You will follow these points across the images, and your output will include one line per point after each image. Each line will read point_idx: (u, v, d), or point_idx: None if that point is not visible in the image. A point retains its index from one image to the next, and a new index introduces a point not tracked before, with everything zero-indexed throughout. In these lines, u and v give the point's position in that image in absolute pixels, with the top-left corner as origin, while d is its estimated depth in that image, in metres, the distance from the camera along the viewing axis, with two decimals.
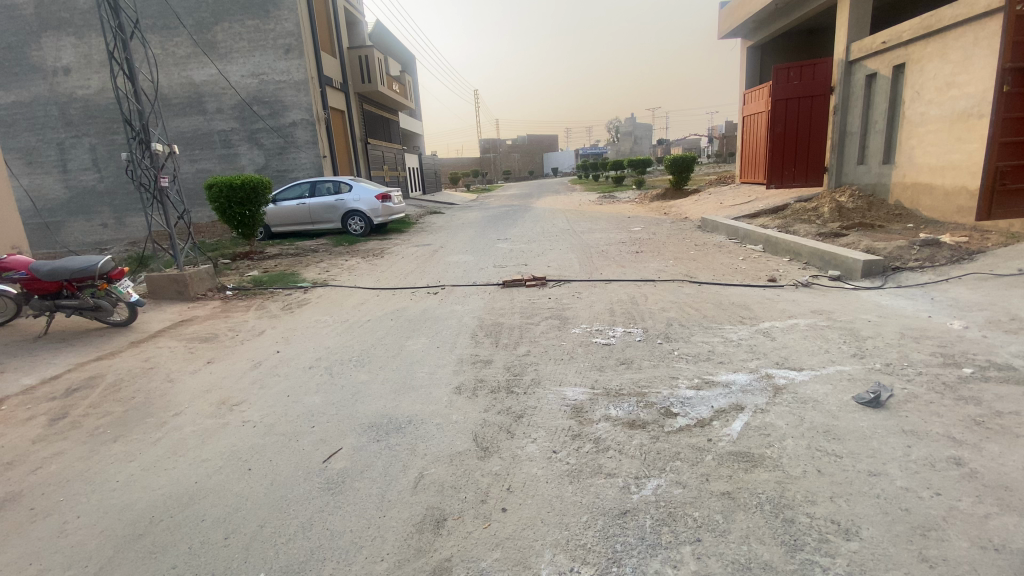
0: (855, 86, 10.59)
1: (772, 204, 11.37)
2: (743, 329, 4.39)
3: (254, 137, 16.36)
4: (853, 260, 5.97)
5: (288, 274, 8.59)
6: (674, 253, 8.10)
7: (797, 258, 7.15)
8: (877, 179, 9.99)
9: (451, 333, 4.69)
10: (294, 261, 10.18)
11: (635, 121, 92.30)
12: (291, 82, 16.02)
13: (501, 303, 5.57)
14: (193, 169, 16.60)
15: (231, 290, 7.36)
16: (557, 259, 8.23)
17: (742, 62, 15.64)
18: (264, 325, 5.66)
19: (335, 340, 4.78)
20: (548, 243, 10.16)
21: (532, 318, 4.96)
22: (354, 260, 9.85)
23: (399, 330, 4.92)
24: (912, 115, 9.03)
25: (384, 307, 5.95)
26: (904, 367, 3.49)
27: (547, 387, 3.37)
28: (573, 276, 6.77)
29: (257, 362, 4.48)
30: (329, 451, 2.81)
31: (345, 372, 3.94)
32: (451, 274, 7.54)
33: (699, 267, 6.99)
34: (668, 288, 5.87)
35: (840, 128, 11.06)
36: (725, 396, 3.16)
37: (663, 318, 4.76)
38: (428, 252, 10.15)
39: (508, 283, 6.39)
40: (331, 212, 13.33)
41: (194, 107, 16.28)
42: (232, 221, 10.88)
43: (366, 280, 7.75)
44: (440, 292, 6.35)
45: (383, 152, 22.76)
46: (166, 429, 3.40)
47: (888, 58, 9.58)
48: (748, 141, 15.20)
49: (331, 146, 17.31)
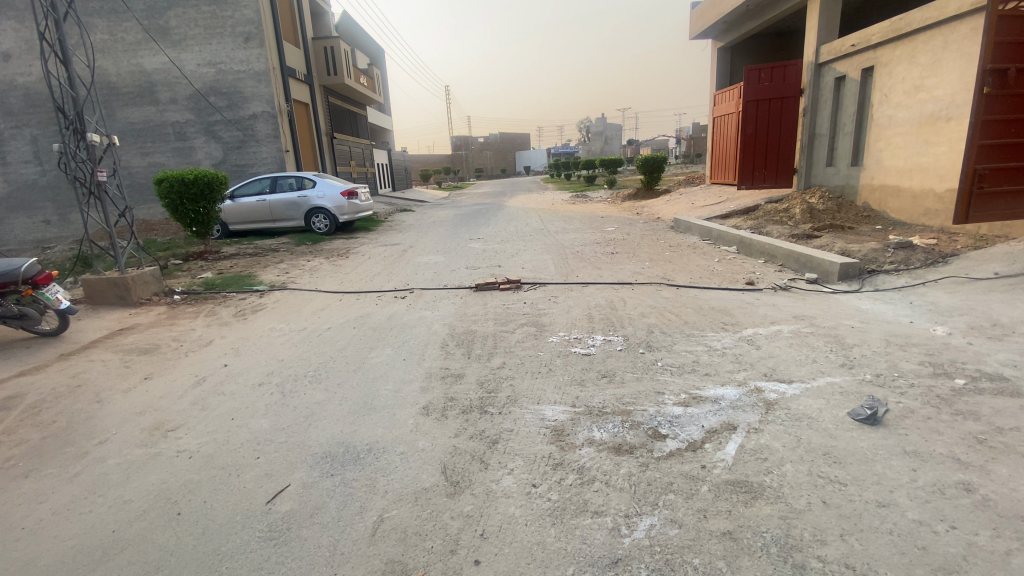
0: (824, 88, 10.68)
1: (743, 205, 11.36)
2: (727, 336, 4.18)
3: (211, 130, 15.52)
4: (829, 263, 5.89)
5: (243, 276, 8.02)
6: (649, 255, 7.94)
7: (772, 260, 7.06)
8: (846, 181, 10.09)
9: (418, 342, 4.34)
10: (253, 261, 9.60)
11: (606, 121, 93.19)
12: (251, 72, 15.23)
13: (473, 309, 5.25)
14: (145, 163, 15.64)
15: (179, 294, 6.80)
16: (532, 260, 7.95)
17: (713, 63, 15.69)
18: (213, 335, 5.18)
19: (291, 352, 4.36)
20: (521, 244, 9.87)
21: (506, 325, 4.66)
22: (317, 261, 9.34)
23: (361, 340, 4.53)
24: (881, 118, 9.12)
25: (348, 313, 5.55)
26: (896, 379, 3.34)
27: (523, 405, 3.07)
28: (548, 279, 6.51)
29: (201, 378, 4.02)
30: (274, 490, 2.44)
31: (299, 391, 3.55)
32: (421, 276, 7.18)
33: (676, 269, 6.83)
34: (646, 292, 5.65)
35: (809, 130, 11.16)
36: (715, 414, 2.92)
37: (643, 324, 4.53)
38: (397, 252, 9.73)
39: (481, 286, 6.07)
40: (293, 209, 12.71)
41: (145, 97, 15.31)
42: (185, 218, 10.17)
43: (329, 282, 7.30)
44: (408, 296, 5.98)
45: (350, 147, 22.04)
46: (87, 461, 2.94)
47: (857, 60, 9.67)
48: (718, 141, 15.25)
49: (294, 140, 16.56)
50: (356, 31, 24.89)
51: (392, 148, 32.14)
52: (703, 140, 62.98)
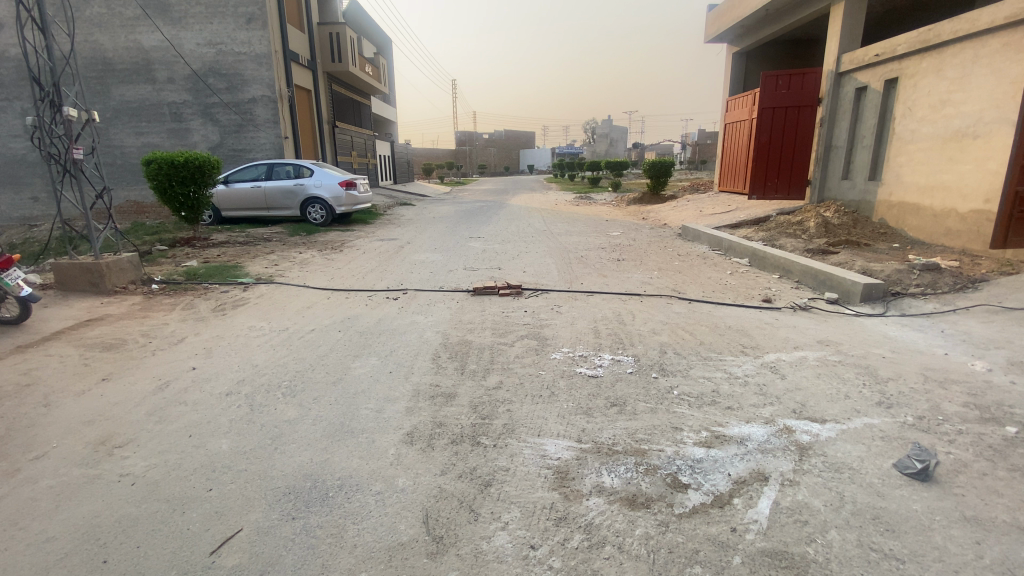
0: (843, 99, 10.31)
1: (754, 215, 10.99)
2: (747, 362, 3.80)
3: (209, 112, 15.08)
4: (852, 282, 5.51)
5: (228, 266, 7.61)
6: (657, 263, 7.57)
7: (787, 276, 6.69)
8: (862, 196, 9.72)
9: (407, 353, 3.94)
10: (242, 251, 9.19)
11: (611, 124, 92.86)
12: (252, 54, 14.78)
13: (469, 316, 4.85)
14: (139, 143, 15.19)
15: (157, 283, 6.40)
16: (534, 263, 7.56)
17: (727, 68, 15.30)
18: (187, 332, 4.78)
19: (267, 357, 3.97)
20: (523, 245, 9.48)
21: (504, 336, 4.25)
22: (309, 253, 8.94)
23: (346, 346, 4.13)
24: (903, 132, 8.75)
25: (334, 314, 5.15)
26: (941, 423, 2.96)
27: (521, 438, 2.68)
28: (551, 285, 6.12)
29: (164, 383, 3.63)
30: (223, 534, 2.06)
31: (270, 405, 3.16)
32: (416, 276, 6.78)
33: (686, 280, 6.46)
34: (656, 306, 5.26)
35: (826, 141, 10.78)
36: (742, 459, 2.54)
37: (655, 343, 4.13)
38: (394, 248, 9.33)
39: (479, 290, 5.68)
40: (289, 198, 12.30)
41: (142, 75, 14.86)
42: (174, 202, 9.74)
43: (319, 278, 6.90)
44: (401, 298, 5.59)
45: (352, 137, 21.58)
46: (16, 481, 2.55)
47: (880, 71, 9.29)
48: (729, 148, 14.86)
49: (294, 127, 16.11)
50: (363, 18, 24.40)
51: (396, 140, 31.67)
52: (709, 147, 62.77)
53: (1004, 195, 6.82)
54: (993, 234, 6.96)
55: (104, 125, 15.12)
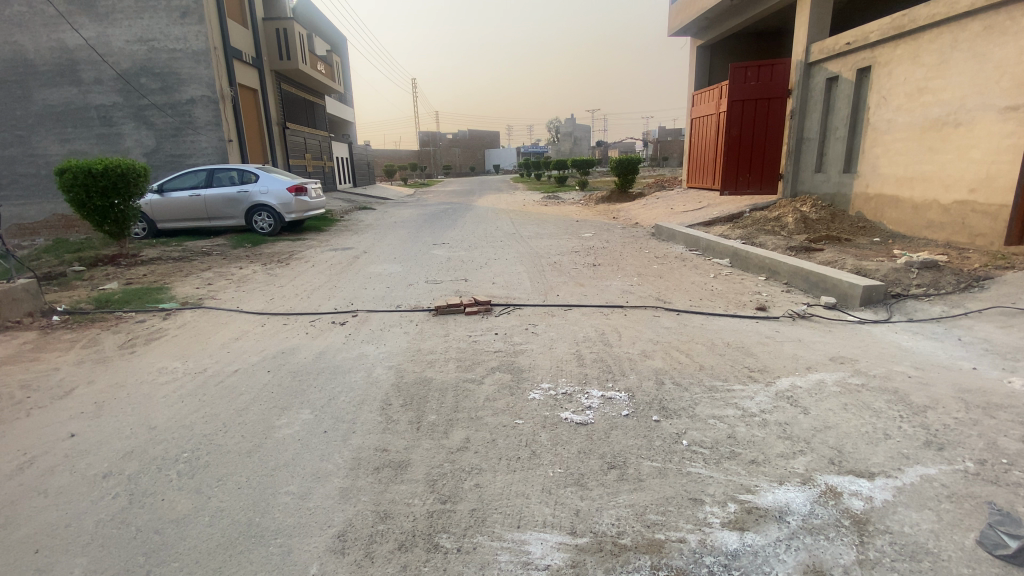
0: (813, 90, 10.01)
1: (728, 211, 10.59)
2: (760, 392, 3.19)
3: (142, 115, 13.76)
4: (850, 285, 5.05)
5: (152, 289, 6.60)
6: (636, 268, 6.99)
7: (775, 277, 6.22)
8: (837, 188, 9.40)
9: (349, 401, 3.17)
10: (174, 268, 8.16)
11: (574, 123, 93.49)
12: (188, 51, 13.52)
13: (428, 344, 4.10)
14: (63, 150, 13.75)
15: (59, 314, 5.38)
16: (503, 273, 6.88)
17: (692, 62, 14.96)
18: (79, 381, 3.86)
19: (170, 418, 3.13)
20: (491, 250, 8.78)
21: (471, 370, 3.53)
22: (251, 268, 8.00)
23: (273, 395, 3.34)
24: (878, 122, 8.44)
25: (267, 346, 4.32)
26: (1010, 470, 2.41)
27: (493, 533, 2.00)
28: (523, 299, 5.44)
29: (26, 460, 2.76)
30: None
31: (158, 495, 2.36)
32: (370, 293, 5.98)
33: (670, 286, 5.88)
34: (642, 320, 4.62)
35: (797, 133, 10.46)
36: (788, 548, 1.91)
37: (649, 371, 3.48)
38: (348, 259, 8.47)
39: (442, 309, 4.94)
40: (232, 206, 11.24)
41: (64, 76, 13.42)
42: (92, 216, 8.50)
43: (257, 299, 6.01)
44: (350, 322, 4.80)
45: (305, 139, 20.37)
46: None
47: (851, 60, 9.01)
48: (697, 142, 14.49)
49: (239, 129, 14.89)
50: (313, 15, 23.14)
51: (353, 141, 30.42)
52: (671, 143, 63.72)
53: (1017, 187, 6.16)
54: (1004, 229, 6.31)
55: (23, 131, 13.59)
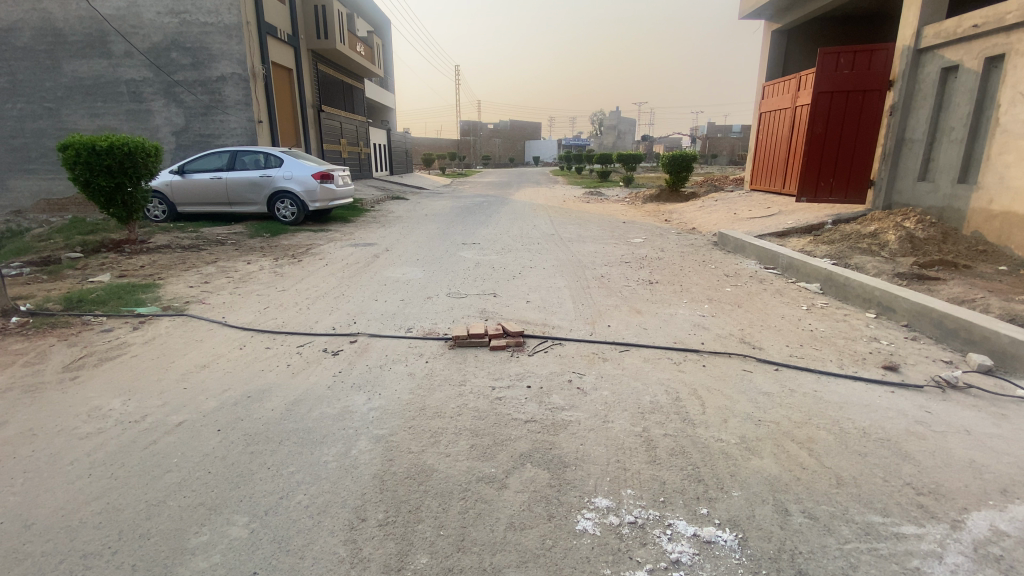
0: (924, 81, 8.34)
1: (805, 222, 9.12)
2: (949, 546, 2.00)
3: (172, 91, 13.25)
4: (1016, 340, 3.69)
5: (140, 285, 5.82)
6: (703, 289, 5.75)
7: (891, 315, 4.86)
8: (946, 201, 7.76)
9: (308, 504, 2.14)
10: (176, 258, 7.40)
11: (619, 117, 90.67)
12: (219, 25, 12.85)
13: (436, 400, 3.01)
14: (95, 126, 13.44)
15: (20, 315, 4.62)
16: (540, 287, 5.74)
17: (764, 49, 13.30)
18: None
19: (56, 509, 2.19)
20: (525, 255, 7.66)
21: (494, 458, 2.43)
22: (259, 264, 7.17)
23: (205, 479, 2.33)
24: (1010, 123, 6.79)
25: (234, 382, 3.36)
26: None
27: None
28: (564, 328, 4.32)
29: None
30: None
31: None
32: (379, 307, 4.95)
33: (753, 322, 4.62)
34: (730, 380, 3.40)
35: (897, 133, 8.81)
36: None
37: (759, 483, 2.31)
38: (366, 258, 7.53)
39: (460, 341, 3.85)
40: (254, 191, 10.51)
41: (98, 49, 13.04)
42: (96, 197, 7.81)
43: (250, 306, 5.11)
44: (346, 350, 3.79)
45: (341, 123, 19.67)
46: None
47: (977, 46, 7.33)
48: (767, 139, 12.87)
49: (270, 109, 14.21)
50: None
51: (392, 128, 29.73)
52: (721, 141, 60.78)
53: None
54: None
55: (55, 105, 13.32)
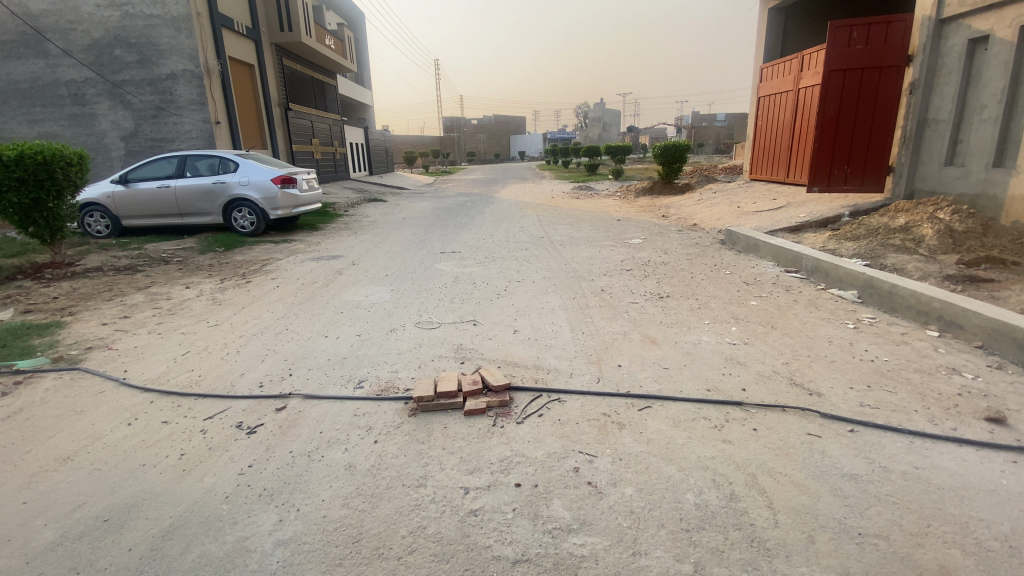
0: (948, 55, 7.46)
1: (820, 215, 8.24)
2: None
3: (118, 92, 12.03)
4: None
5: (41, 324, 4.75)
6: (725, 305, 4.81)
7: (959, 333, 3.95)
8: (979, 188, 6.89)
9: None
10: (104, 284, 6.34)
11: (604, 109, 89.87)
12: (166, 17, 11.63)
13: (380, 521, 2.02)
14: (34, 133, 12.19)
15: None
16: (529, 309, 4.78)
17: (761, 28, 12.41)
18: None
19: None
20: (512, 266, 6.69)
21: None
22: (200, 287, 6.12)
23: None
24: None
25: (97, 490, 2.34)
26: None
27: None
28: (561, 372, 3.35)
29: None
30: None
31: None
32: (329, 347, 3.94)
33: (797, 351, 3.68)
34: (795, 454, 2.46)
35: (919, 113, 7.92)
36: None
37: None
38: (327, 275, 6.53)
39: (425, 405, 2.86)
40: (207, 199, 9.40)
41: (33, 48, 11.80)
42: (8, 216, 6.65)
43: (169, 350, 4.09)
44: (271, 425, 2.79)
45: (311, 122, 18.49)
46: None
47: (1011, 13, 6.45)
48: (767, 125, 11.99)
49: (229, 108, 13.02)
50: None
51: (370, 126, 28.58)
52: (706, 130, 60.16)
53: None
54: None
55: None
